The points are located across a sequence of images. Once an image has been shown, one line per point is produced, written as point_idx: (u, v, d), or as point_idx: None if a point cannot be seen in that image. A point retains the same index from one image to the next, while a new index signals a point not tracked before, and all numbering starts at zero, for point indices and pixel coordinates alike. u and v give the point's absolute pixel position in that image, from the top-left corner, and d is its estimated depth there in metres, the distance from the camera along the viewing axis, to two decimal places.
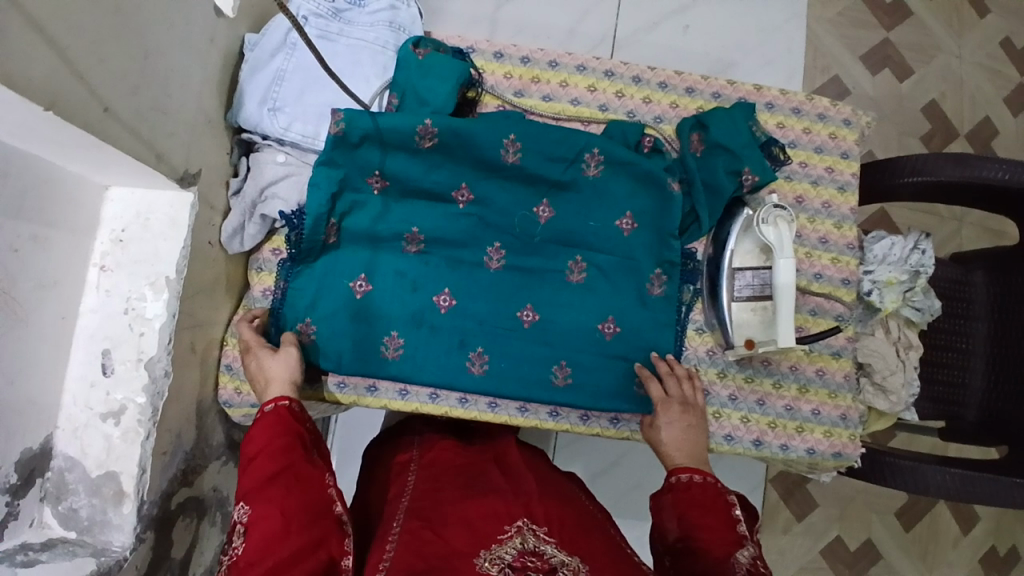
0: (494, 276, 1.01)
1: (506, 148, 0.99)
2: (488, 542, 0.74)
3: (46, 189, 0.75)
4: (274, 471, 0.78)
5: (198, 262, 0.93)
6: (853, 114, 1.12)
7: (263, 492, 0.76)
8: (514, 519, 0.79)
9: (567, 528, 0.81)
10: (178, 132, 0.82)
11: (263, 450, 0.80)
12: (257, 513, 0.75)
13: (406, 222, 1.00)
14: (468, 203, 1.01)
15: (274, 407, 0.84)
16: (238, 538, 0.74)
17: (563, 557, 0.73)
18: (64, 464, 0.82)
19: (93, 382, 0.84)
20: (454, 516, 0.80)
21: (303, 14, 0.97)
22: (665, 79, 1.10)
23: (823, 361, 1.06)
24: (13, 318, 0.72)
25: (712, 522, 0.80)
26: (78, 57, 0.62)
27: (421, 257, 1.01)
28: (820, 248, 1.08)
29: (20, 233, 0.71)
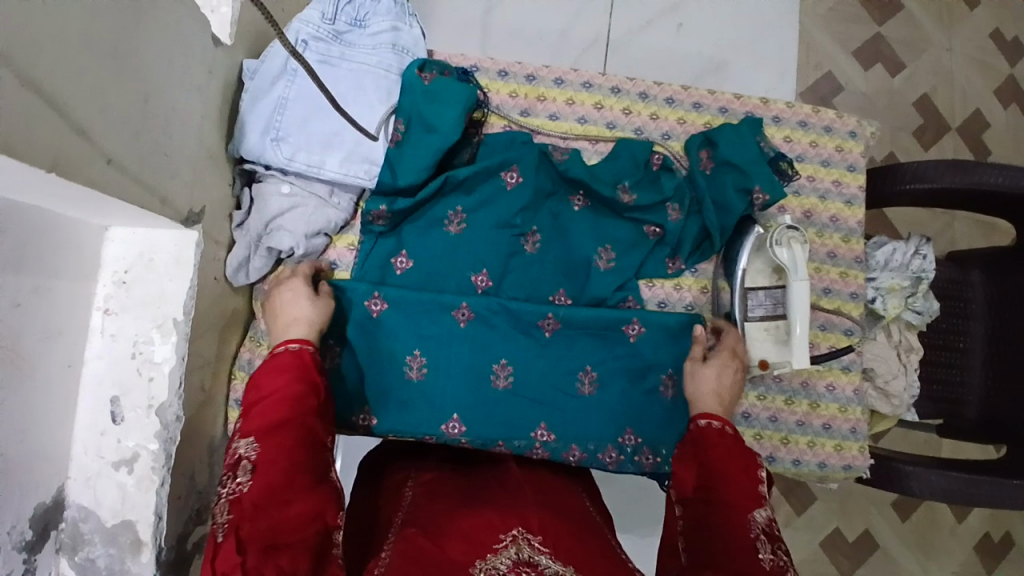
0: (514, 354, 0.99)
1: (525, 232, 1.02)
2: (483, 551, 0.71)
3: (43, 236, 0.71)
4: (284, 415, 0.75)
5: (204, 299, 0.90)
6: (858, 126, 1.12)
7: (274, 433, 0.73)
8: (509, 529, 0.75)
9: (563, 537, 0.77)
10: (182, 170, 0.79)
11: (279, 394, 0.77)
12: (265, 454, 0.71)
13: (422, 339, 0.97)
14: (486, 288, 1.00)
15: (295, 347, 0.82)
16: (242, 475, 0.70)
17: (558, 568, 0.69)
18: (78, 515, 0.81)
19: (102, 430, 0.83)
20: (450, 528, 0.76)
21: (303, 38, 0.93)
22: (672, 94, 1.09)
23: (833, 376, 1.07)
24: (16, 373, 0.69)
25: (739, 482, 0.77)
26: (78, 111, 0.58)
27: (436, 338, 0.98)
28: (829, 263, 1.08)
29: (20, 288, 0.69)
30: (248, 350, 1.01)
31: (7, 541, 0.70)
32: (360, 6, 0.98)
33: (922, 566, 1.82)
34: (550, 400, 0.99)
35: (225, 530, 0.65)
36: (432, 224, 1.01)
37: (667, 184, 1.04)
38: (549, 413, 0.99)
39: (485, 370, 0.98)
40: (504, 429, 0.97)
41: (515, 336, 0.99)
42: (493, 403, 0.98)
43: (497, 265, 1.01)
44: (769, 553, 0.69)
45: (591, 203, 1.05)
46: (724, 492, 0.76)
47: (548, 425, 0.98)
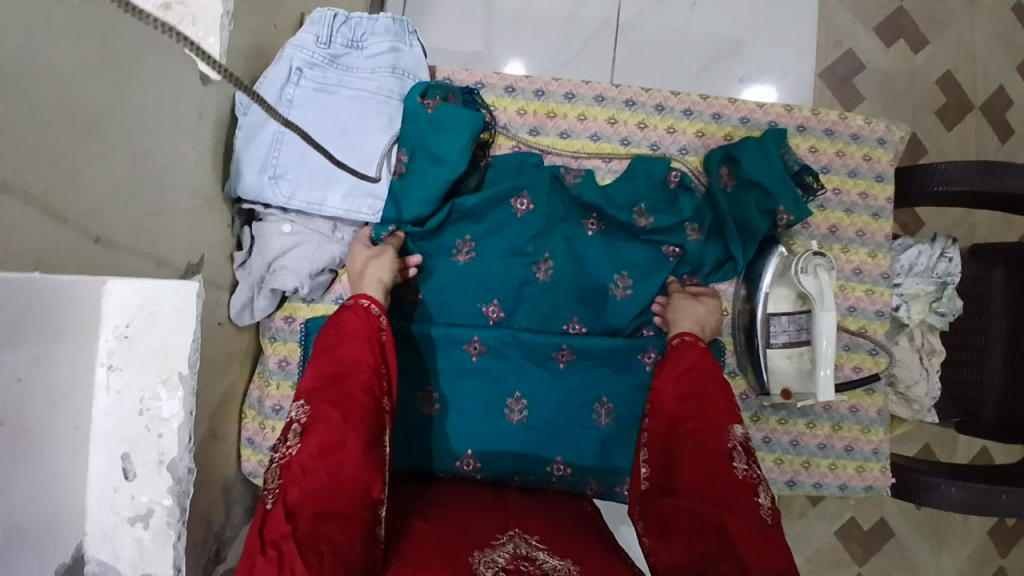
0: (528, 388, 0.96)
1: (537, 260, 0.98)
2: (482, 545, 0.73)
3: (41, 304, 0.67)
4: (338, 374, 0.73)
5: (209, 346, 0.88)
6: (887, 132, 1.06)
7: (329, 393, 0.71)
8: (505, 529, 0.78)
9: (559, 536, 0.79)
10: (178, 226, 0.75)
11: (337, 360, 0.75)
12: (319, 415, 0.69)
13: (434, 375, 0.95)
14: (498, 319, 0.97)
15: (361, 307, 0.80)
16: (292, 438, 0.68)
17: (556, 563, 0.71)
18: (97, 570, 0.79)
19: (115, 486, 0.80)
20: (449, 523, 0.78)
21: (297, 66, 0.87)
22: (690, 105, 1.03)
23: (857, 398, 1.05)
24: (27, 446, 0.67)
25: (715, 396, 0.77)
26: (59, 199, 0.55)
27: (447, 374, 0.95)
28: (854, 280, 1.04)
29: (21, 363, 0.65)
30: (257, 388, 0.99)
31: None
32: (356, 26, 0.91)
33: (936, 551, 1.83)
34: (566, 433, 0.96)
35: (275, 496, 0.63)
36: (442, 256, 0.97)
37: (686, 205, 0.99)
38: (566, 446, 0.96)
39: (498, 404, 0.95)
40: (519, 463, 0.95)
41: (528, 369, 0.96)
42: (507, 438, 0.95)
43: (509, 295, 0.97)
44: (743, 464, 0.70)
45: (609, 228, 1.00)
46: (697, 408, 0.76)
47: (564, 458, 0.96)
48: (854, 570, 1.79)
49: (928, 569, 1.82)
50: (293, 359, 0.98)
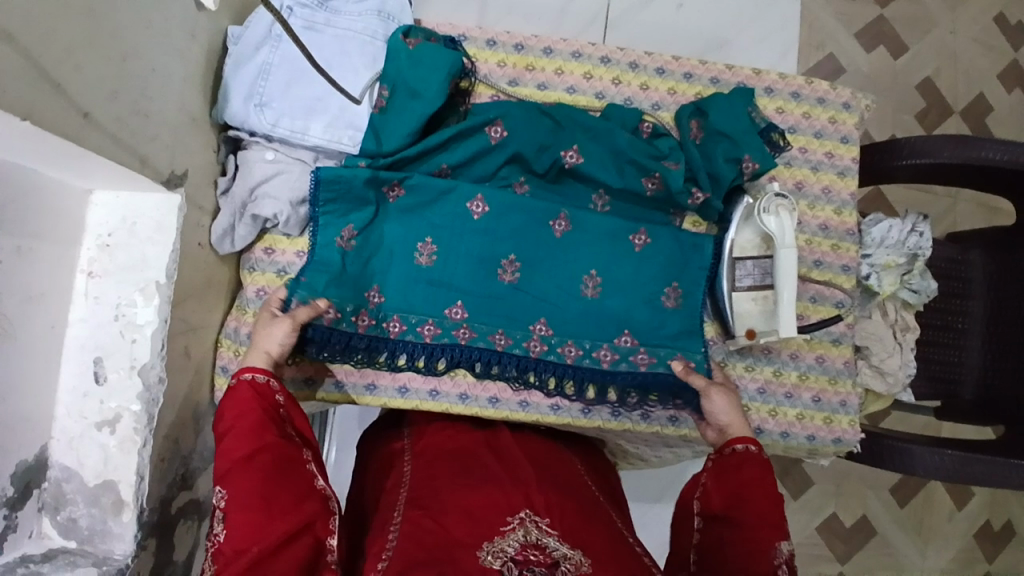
0: (522, 251, 1.00)
1: (512, 183, 1.02)
2: (489, 535, 0.71)
3: (23, 197, 0.70)
4: (248, 453, 0.73)
5: (189, 265, 0.90)
6: (852, 97, 1.11)
7: (242, 474, 0.72)
8: (515, 510, 0.76)
9: (569, 514, 0.77)
10: (162, 133, 0.79)
11: (239, 431, 0.75)
12: (234, 500, 0.70)
13: (412, 293, 0.97)
14: (482, 215, 0.98)
15: (253, 377, 0.78)
16: (218, 524, 0.71)
17: (566, 552, 0.69)
18: (60, 475, 0.81)
19: (86, 392, 0.82)
20: (454, 504, 0.76)
21: (287, 5, 0.94)
22: (662, 64, 1.09)
23: (823, 348, 1.06)
24: None
25: (764, 506, 0.78)
26: (54, 65, 0.59)
27: (426, 287, 0.98)
28: (820, 235, 1.07)
29: (2, 246, 0.68)
30: (234, 319, 1.01)
31: None
32: None
33: (920, 552, 1.81)
34: (555, 298, 1.01)
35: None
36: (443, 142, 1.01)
37: (662, 145, 1.03)
38: (551, 309, 1.01)
39: (493, 263, 0.99)
40: (504, 319, 0.99)
41: (525, 233, 1.00)
42: (496, 295, 0.99)
43: (491, 219, 0.99)
44: None
45: (586, 160, 1.00)
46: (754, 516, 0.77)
47: (547, 320, 1.00)
48: (836, 568, 1.76)
49: (912, 570, 1.79)
50: (271, 290, 1.00)
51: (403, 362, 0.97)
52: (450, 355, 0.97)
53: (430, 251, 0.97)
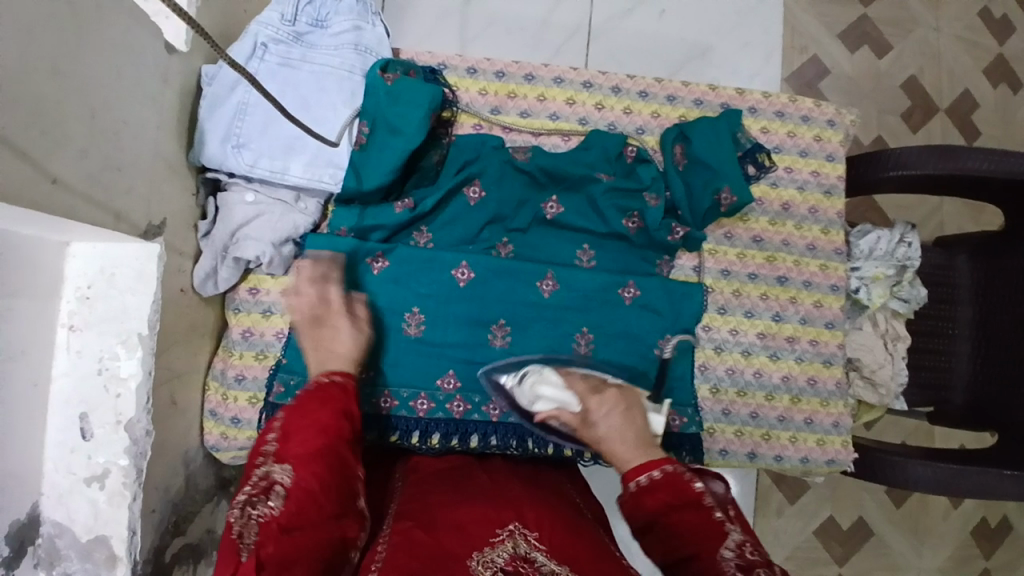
0: (509, 313, 0.99)
1: (495, 244, 1.02)
2: (480, 544, 0.67)
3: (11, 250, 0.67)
4: (323, 447, 0.68)
5: (171, 312, 0.89)
6: (837, 114, 1.10)
7: (311, 464, 0.66)
8: (504, 523, 0.72)
9: (559, 530, 0.73)
10: (137, 184, 0.78)
11: (314, 424, 0.69)
12: (302, 483, 0.65)
13: (401, 369, 0.97)
14: (468, 282, 0.99)
15: (339, 383, 0.75)
16: (274, 500, 0.64)
17: (555, 567, 0.65)
18: (53, 531, 0.78)
19: (72, 447, 0.80)
20: (444, 518, 0.72)
21: (262, 42, 0.91)
22: (646, 87, 1.08)
23: (815, 369, 1.05)
24: None
25: (693, 535, 0.62)
26: (15, 134, 0.58)
27: (414, 361, 0.98)
28: (808, 255, 1.06)
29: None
30: (221, 361, 0.99)
31: None
32: (321, 6, 0.96)
33: (917, 550, 1.82)
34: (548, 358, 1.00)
35: (248, 550, 0.60)
36: (423, 184, 1.01)
37: (645, 174, 1.02)
38: None
39: (483, 326, 0.99)
40: None
41: (511, 295, 0.99)
42: (486, 361, 0.99)
43: (477, 286, 0.99)
44: None
45: (565, 208, 1.01)
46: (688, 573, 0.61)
47: None
48: (833, 570, 1.76)
49: (909, 569, 1.81)
50: (257, 331, 1.00)
51: (397, 438, 0.95)
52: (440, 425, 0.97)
53: (418, 322, 0.97)
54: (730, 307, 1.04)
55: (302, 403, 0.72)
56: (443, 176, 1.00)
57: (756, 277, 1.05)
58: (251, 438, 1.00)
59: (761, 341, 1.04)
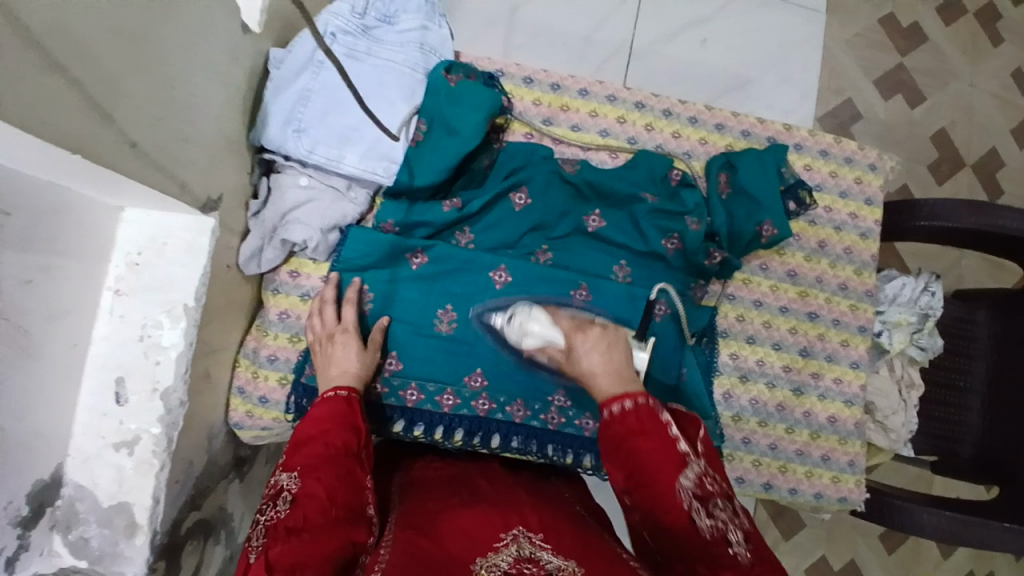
0: None
1: (535, 251, 1.02)
2: (484, 549, 0.68)
3: (47, 213, 0.71)
4: (330, 456, 0.74)
5: (216, 287, 0.90)
6: (878, 159, 1.12)
7: (316, 470, 0.72)
8: (509, 527, 0.74)
9: (565, 536, 0.74)
10: (200, 157, 0.79)
11: (318, 435, 0.76)
12: (307, 488, 0.70)
13: (428, 364, 0.98)
14: (505, 286, 0.99)
15: (342, 393, 0.82)
16: (282, 504, 0.69)
17: (560, 563, 0.67)
18: (75, 494, 0.80)
19: (105, 411, 0.82)
20: (447, 524, 0.73)
21: (331, 31, 0.93)
22: (695, 113, 1.10)
23: (836, 408, 1.06)
24: (19, 349, 0.68)
25: (660, 462, 0.67)
26: (99, 91, 0.58)
27: (441, 357, 0.98)
28: (840, 294, 1.08)
29: (31, 264, 0.69)
30: (253, 339, 1.01)
31: (4, 516, 0.68)
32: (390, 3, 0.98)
33: None
34: None
35: (258, 551, 0.64)
36: (471, 186, 1.02)
37: (689, 199, 1.03)
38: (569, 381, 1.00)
39: None
40: (524, 388, 0.99)
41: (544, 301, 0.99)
42: (513, 364, 0.99)
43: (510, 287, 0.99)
44: (707, 520, 0.65)
45: (606, 222, 1.02)
46: (654, 500, 0.67)
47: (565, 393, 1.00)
48: None
49: None
50: (293, 313, 1.00)
51: (420, 433, 0.98)
52: (463, 424, 0.98)
53: (451, 319, 0.98)
54: (759, 338, 1.05)
55: (312, 417, 0.79)
56: (489, 179, 1.02)
57: (787, 310, 1.06)
58: (276, 419, 1.01)
59: (785, 374, 1.05)
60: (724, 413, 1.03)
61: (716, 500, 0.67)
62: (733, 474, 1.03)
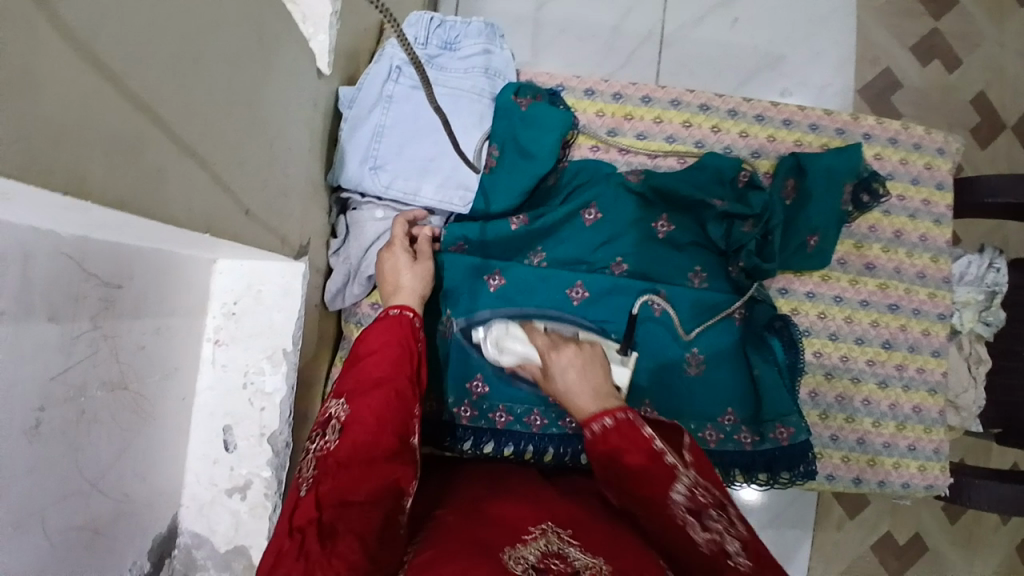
0: (621, 331, 0.99)
1: (609, 264, 1.01)
2: (511, 541, 0.63)
3: (159, 278, 0.72)
4: (379, 380, 0.72)
5: (309, 326, 0.92)
6: (945, 142, 1.10)
7: (366, 395, 0.70)
8: (541, 522, 0.68)
9: (600, 531, 0.67)
10: (294, 207, 0.80)
11: (376, 355, 0.74)
12: (354, 415, 0.68)
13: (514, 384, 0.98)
14: (582, 301, 0.98)
15: (398, 314, 0.80)
16: (331, 433, 0.68)
17: (588, 560, 0.60)
18: (191, 541, 0.83)
19: (216, 459, 0.84)
20: (488, 515, 0.70)
21: (397, 64, 0.94)
22: (762, 111, 1.09)
23: (920, 398, 1.06)
24: (137, 411, 0.70)
25: (645, 478, 0.64)
26: (225, 168, 0.58)
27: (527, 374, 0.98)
28: (917, 283, 1.07)
29: (144, 330, 0.70)
30: (340, 372, 1.02)
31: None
32: (451, 28, 0.99)
33: None
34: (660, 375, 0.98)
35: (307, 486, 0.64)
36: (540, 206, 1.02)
37: (755, 201, 1.00)
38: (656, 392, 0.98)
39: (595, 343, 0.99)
40: None
41: (625, 313, 0.99)
42: None
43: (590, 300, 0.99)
44: (704, 536, 0.60)
45: (677, 228, 1.02)
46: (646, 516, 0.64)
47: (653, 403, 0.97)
48: None
49: None
50: None
51: (510, 452, 0.97)
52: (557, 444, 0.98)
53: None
54: (841, 333, 1.06)
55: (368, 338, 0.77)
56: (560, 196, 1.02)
57: (867, 304, 1.06)
58: None
59: (870, 367, 1.06)
60: (811, 411, 1.05)
61: (714, 513, 0.61)
62: (823, 470, 1.04)
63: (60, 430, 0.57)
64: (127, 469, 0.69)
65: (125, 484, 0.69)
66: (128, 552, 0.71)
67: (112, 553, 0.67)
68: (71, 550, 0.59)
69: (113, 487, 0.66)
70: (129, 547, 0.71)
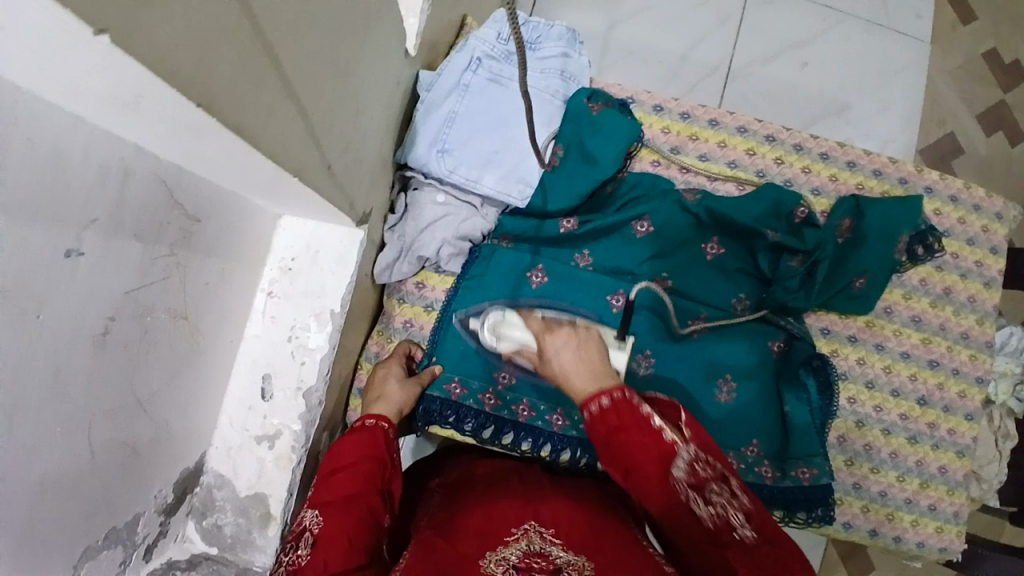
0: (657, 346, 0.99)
1: (654, 278, 1.02)
2: (495, 544, 0.70)
3: (231, 224, 0.76)
4: (351, 494, 0.71)
5: (357, 294, 0.95)
6: (1006, 207, 1.10)
7: (341, 507, 0.70)
8: (522, 521, 0.75)
9: (582, 530, 0.74)
10: (364, 176, 0.84)
11: (348, 472, 0.74)
12: (328, 526, 0.68)
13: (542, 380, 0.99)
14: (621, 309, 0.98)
15: (370, 425, 0.80)
16: (302, 547, 0.67)
17: (569, 558, 0.68)
18: (213, 482, 0.86)
19: (252, 405, 0.88)
20: (466, 527, 0.74)
21: (477, 56, 0.98)
22: (827, 150, 1.10)
23: (948, 458, 1.05)
24: (191, 344, 0.74)
25: (643, 454, 0.62)
26: (320, 125, 0.62)
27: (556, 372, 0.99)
28: (961, 343, 1.07)
29: (210, 270, 0.74)
30: (376, 344, 1.04)
31: (154, 503, 0.75)
32: (536, 29, 1.02)
33: None
34: (689, 394, 0.98)
35: None
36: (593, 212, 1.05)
37: (809, 237, 1.02)
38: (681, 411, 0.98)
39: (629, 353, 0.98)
40: None
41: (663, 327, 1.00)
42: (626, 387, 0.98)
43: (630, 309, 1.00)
44: (705, 509, 0.58)
45: (725, 250, 1.04)
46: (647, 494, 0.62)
47: None
48: None
49: None
50: (417, 323, 1.04)
51: (527, 448, 0.97)
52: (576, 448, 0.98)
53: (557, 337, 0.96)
54: (877, 382, 1.06)
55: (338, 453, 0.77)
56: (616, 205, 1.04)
57: (908, 356, 1.06)
58: None
59: (902, 421, 1.05)
60: (837, 456, 1.04)
61: (716, 484, 0.59)
62: (841, 517, 1.03)
63: (124, 345, 0.60)
64: (174, 397, 0.73)
65: (168, 412, 0.73)
66: (157, 477, 0.74)
67: (145, 476, 0.71)
68: (114, 460, 0.63)
69: (159, 412, 0.70)
70: (161, 472, 0.74)
